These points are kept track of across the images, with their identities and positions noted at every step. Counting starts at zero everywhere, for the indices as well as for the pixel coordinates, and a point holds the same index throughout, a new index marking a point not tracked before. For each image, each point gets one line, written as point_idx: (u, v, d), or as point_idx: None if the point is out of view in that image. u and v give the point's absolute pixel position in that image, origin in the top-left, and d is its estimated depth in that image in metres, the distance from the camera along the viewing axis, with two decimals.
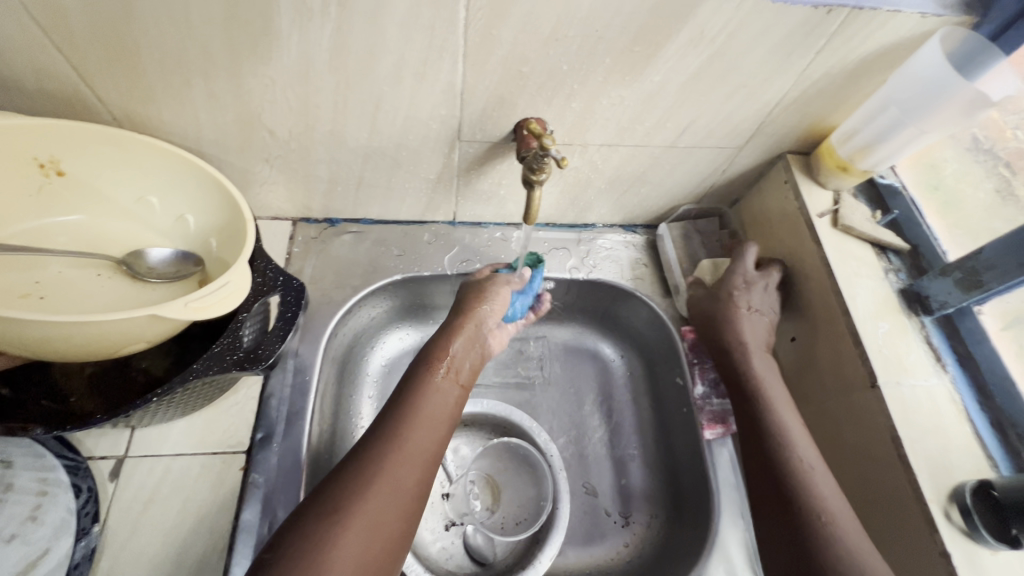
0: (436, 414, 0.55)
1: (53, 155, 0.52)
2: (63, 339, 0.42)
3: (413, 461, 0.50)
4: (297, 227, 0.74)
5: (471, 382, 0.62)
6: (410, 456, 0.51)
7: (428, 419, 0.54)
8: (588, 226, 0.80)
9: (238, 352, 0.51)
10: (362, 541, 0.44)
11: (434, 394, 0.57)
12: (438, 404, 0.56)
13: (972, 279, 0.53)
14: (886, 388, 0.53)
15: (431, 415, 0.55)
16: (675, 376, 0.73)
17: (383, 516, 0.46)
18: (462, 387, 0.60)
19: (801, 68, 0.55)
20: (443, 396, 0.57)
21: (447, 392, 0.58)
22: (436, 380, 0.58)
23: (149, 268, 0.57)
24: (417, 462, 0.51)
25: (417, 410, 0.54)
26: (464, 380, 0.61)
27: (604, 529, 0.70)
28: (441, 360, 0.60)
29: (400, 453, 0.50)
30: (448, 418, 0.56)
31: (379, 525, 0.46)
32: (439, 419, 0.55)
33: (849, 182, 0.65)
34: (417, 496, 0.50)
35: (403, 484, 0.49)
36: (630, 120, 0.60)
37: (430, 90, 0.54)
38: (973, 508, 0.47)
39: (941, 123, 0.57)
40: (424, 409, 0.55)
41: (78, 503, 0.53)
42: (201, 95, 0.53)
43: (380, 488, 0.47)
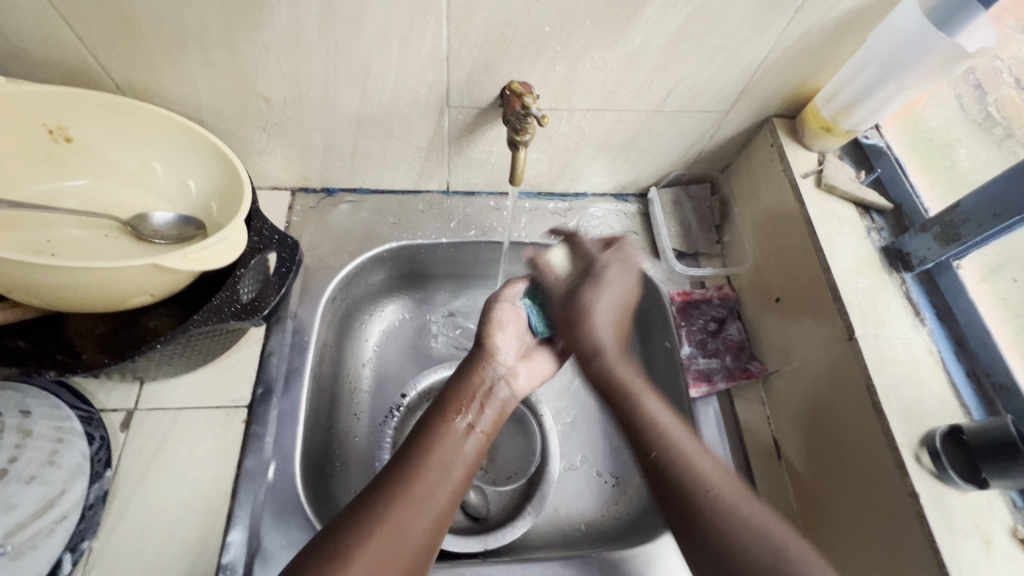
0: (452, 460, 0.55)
1: (61, 122, 0.55)
2: (73, 284, 0.45)
3: (423, 509, 0.50)
4: (296, 197, 0.76)
5: (493, 428, 0.61)
6: (418, 504, 0.50)
7: (441, 466, 0.54)
8: (579, 195, 0.82)
9: (236, 305, 0.53)
10: None
11: (453, 438, 0.57)
12: (453, 446, 0.56)
13: (951, 233, 0.54)
14: (863, 340, 0.55)
15: (444, 460, 0.54)
16: (665, 340, 0.74)
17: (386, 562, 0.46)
18: (483, 432, 0.59)
19: (782, 26, 0.56)
20: (460, 440, 0.57)
21: (465, 436, 0.57)
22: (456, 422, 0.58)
23: (153, 230, 0.59)
24: (428, 510, 0.50)
25: (434, 451, 0.54)
26: (488, 427, 0.60)
27: (594, 488, 0.73)
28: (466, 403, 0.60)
29: (409, 502, 0.50)
30: (465, 464, 0.55)
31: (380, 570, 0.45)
32: (453, 470, 0.54)
33: (834, 144, 0.65)
34: (426, 547, 0.49)
35: (409, 532, 0.48)
36: (614, 83, 0.62)
37: (416, 55, 0.56)
38: (942, 451, 0.48)
39: (922, 80, 0.57)
40: (439, 454, 0.54)
41: (91, 449, 0.56)
42: (198, 62, 0.55)
43: (384, 536, 0.47)
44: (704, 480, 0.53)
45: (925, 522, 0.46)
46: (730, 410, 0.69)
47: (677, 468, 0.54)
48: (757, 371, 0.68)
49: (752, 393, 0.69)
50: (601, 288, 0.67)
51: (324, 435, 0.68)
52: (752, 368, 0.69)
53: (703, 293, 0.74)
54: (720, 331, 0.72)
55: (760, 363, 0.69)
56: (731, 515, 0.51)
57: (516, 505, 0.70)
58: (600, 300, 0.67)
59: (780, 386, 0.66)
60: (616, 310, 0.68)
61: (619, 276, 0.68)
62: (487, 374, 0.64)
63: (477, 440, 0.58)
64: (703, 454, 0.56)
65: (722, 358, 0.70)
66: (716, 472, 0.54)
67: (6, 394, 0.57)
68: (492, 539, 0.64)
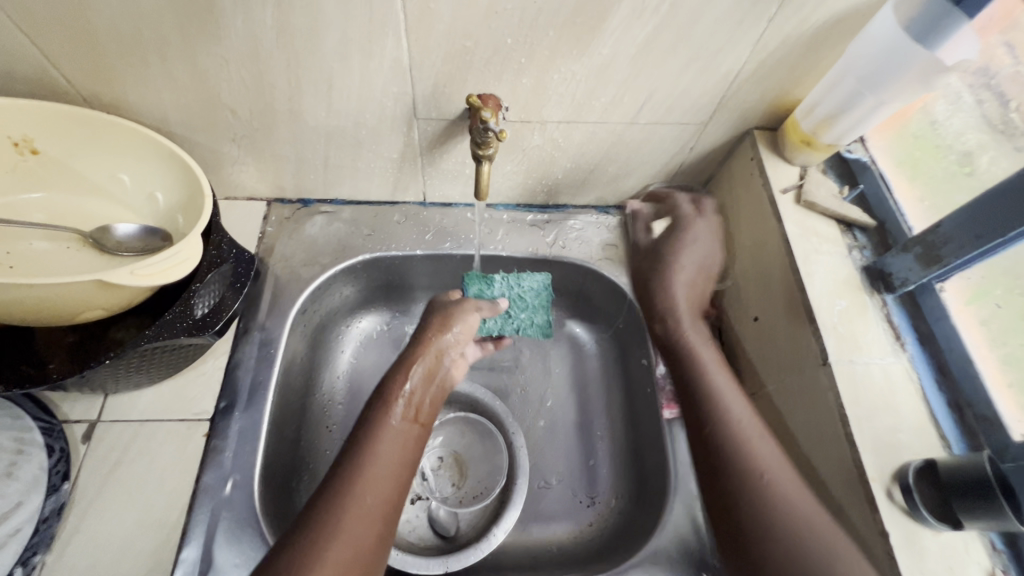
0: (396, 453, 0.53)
1: (26, 134, 0.55)
2: (19, 300, 0.45)
3: (374, 502, 0.49)
4: (272, 207, 0.76)
5: (431, 417, 0.60)
6: (370, 501, 0.49)
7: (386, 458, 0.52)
8: (558, 207, 0.80)
9: (189, 320, 0.53)
10: None
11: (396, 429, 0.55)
12: (396, 440, 0.54)
13: (932, 254, 0.52)
14: (837, 365, 0.52)
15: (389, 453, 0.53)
16: (642, 357, 0.72)
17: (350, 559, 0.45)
18: (423, 421, 0.58)
19: (755, 37, 0.54)
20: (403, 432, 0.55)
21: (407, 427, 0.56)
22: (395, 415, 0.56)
23: (117, 242, 0.59)
24: (378, 506, 0.49)
25: (376, 446, 0.53)
26: (427, 414, 0.59)
27: (568, 508, 0.71)
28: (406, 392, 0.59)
29: (357, 500, 0.48)
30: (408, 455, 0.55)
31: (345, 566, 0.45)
32: (396, 462, 0.53)
33: (816, 158, 0.63)
34: (382, 539, 0.48)
35: (361, 528, 0.47)
36: (584, 96, 0.60)
37: (379, 67, 0.55)
38: (914, 488, 0.45)
39: (903, 94, 0.55)
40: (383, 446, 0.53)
41: (50, 462, 0.56)
42: (161, 75, 0.55)
43: (341, 536, 0.46)
44: (741, 438, 0.50)
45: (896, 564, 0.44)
46: None
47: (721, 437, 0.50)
48: None
49: None
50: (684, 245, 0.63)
51: (291, 450, 0.68)
52: None
53: None
54: None
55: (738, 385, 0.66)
56: (782, 496, 0.46)
57: (486, 524, 0.69)
58: (677, 288, 0.62)
59: None
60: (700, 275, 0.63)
61: (700, 241, 0.64)
62: (429, 360, 0.62)
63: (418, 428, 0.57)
64: (734, 397, 0.54)
65: None
66: (741, 412, 0.52)
67: None
68: (453, 561, 0.62)
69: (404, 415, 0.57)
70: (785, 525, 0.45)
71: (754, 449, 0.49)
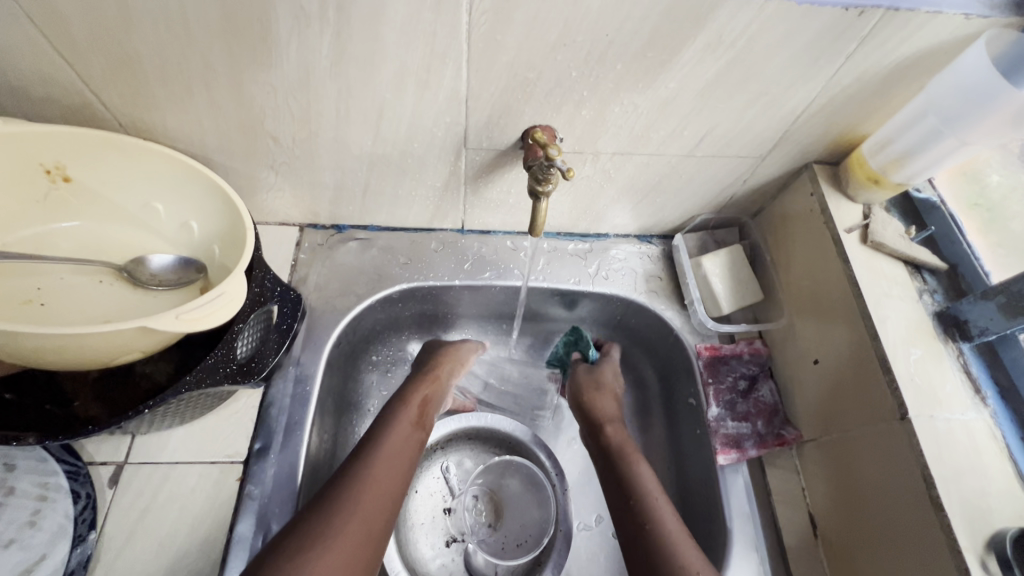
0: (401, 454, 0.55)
1: (59, 161, 0.52)
2: (53, 347, 0.41)
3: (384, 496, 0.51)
4: (304, 233, 0.73)
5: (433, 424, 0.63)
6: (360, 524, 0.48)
7: (398, 454, 0.55)
8: (599, 236, 0.77)
9: (231, 364, 0.49)
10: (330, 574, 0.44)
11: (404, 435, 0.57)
12: (403, 443, 0.56)
13: (1018, 305, 0.49)
14: (917, 421, 0.49)
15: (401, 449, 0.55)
16: (690, 396, 0.70)
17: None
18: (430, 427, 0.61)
19: (830, 73, 0.51)
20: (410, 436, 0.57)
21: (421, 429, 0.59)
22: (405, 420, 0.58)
23: (150, 275, 0.56)
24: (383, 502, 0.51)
25: (385, 451, 0.54)
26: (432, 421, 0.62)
27: (611, 555, 0.67)
28: (411, 399, 0.61)
29: (370, 484, 0.51)
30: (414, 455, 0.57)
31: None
32: (406, 458, 0.55)
33: (882, 196, 0.60)
34: (366, 568, 0.47)
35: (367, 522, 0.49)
36: (643, 128, 0.57)
37: (434, 97, 0.53)
38: (1015, 563, 0.42)
39: (984, 134, 0.52)
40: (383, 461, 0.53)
41: (76, 509, 0.53)
42: (203, 102, 0.52)
43: (348, 528, 0.48)
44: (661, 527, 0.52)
45: None
46: (762, 480, 0.63)
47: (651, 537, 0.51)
48: (790, 438, 0.63)
49: (785, 461, 0.63)
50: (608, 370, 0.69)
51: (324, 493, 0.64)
52: (786, 435, 0.64)
53: (731, 347, 0.69)
54: (751, 391, 0.67)
55: (794, 430, 0.64)
56: None
57: (527, 573, 0.65)
58: (604, 406, 0.66)
59: (816, 458, 0.60)
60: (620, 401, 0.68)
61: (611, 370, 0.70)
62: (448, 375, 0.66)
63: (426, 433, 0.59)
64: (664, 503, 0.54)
65: (753, 423, 0.65)
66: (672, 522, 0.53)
67: None
68: None
69: (410, 419, 0.59)
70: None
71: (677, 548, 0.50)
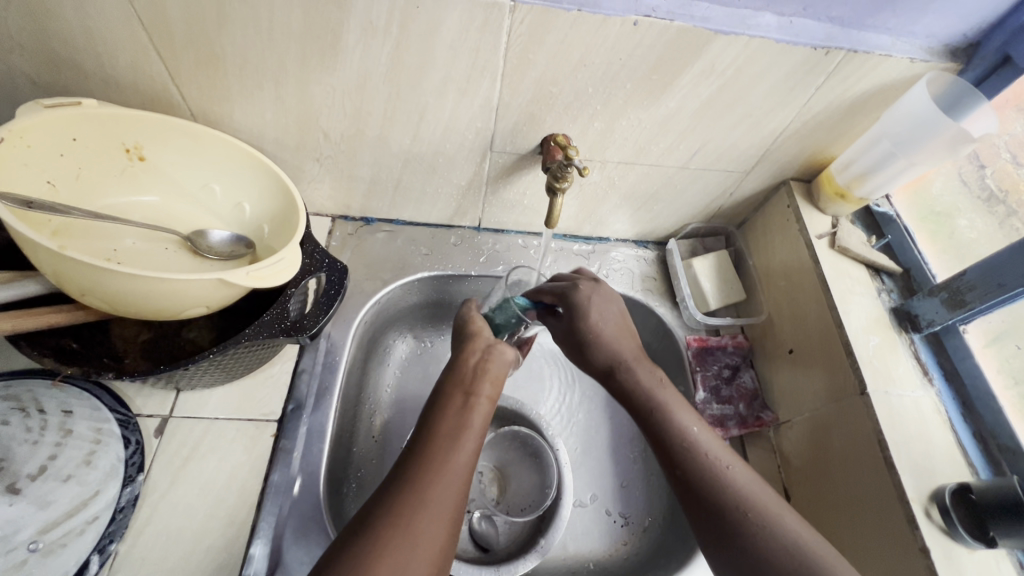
0: (457, 435, 0.54)
1: (138, 142, 0.59)
2: (144, 293, 0.49)
3: (446, 486, 0.50)
4: (336, 223, 0.81)
5: (498, 391, 0.60)
6: (426, 520, 0.48)
7: (449, 442, 0.54)
8: (601, 240, 0.86)
9: (285, 322, 0.57)
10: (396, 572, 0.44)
11: (456, 414, 0.56)
12: (455, 426, 0.55)
13: (957, 299, 0.58)
14: (874, 395, 0.57)
15: (452, 437, 0.54)
16: (680, 383, 0.77)
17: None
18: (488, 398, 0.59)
19: (803, 101, 0.61)
20: (463, 413, 0.57)
21: (467, 409, 0.57)
22: (455, 404, 0.57)
23: (208, 246, 0.63)
24: (449, 493, 0.50)
25: (439, 434, 0.54)
26: (491, 390, 0.60)
27: (603, 527, 0.74)
28: (456, 385, 0.59)
29: (429, 475, 0.50)
30: (472, 435, 0.55)
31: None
32: (464, 444, 0.54)
33: (847, 209, 0.70)
34: (442, 556, 0.47)
35: (434, 514, 0.48)
36: (645, 141, 0.67)
37: (470, 104, 0.61)
38: (950, 507, 0.50)
39: (929, 156, 0.62)
40: (441, 446, 0.53)
41: (126, 453, 0.58)
42: (269, 97, 0.60)
43: (417, 524, 0.47)
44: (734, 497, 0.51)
45: None
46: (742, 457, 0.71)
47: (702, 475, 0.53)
48: (768, 420, 0.71)
49: (764, 441, 0.71)
50: (590, 293, 0.64)
51: (345, 457, 0.70)
52: (764, 417, 0.71)
53: (717, 340, 0.77)
54: (734, 378, 0.75)
55: (771, 413, 0.71)
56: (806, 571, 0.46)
57: (527, 538, 0.71)
58: (600, 324, 0.63)
59: (790, 435, 0.68)
60: (620, 322, 0.64)
61: (602, 303, 0.64)
62: (481, 349, 0.63)
63: (482, 409, 0.58)
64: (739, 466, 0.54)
65: (736, 405, 0.73)
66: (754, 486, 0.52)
67: (48, 393, 0.58)
68: (504, 570, 0.64)
69: (457, 400, 0.58)
70: (786, 561, 0.47)
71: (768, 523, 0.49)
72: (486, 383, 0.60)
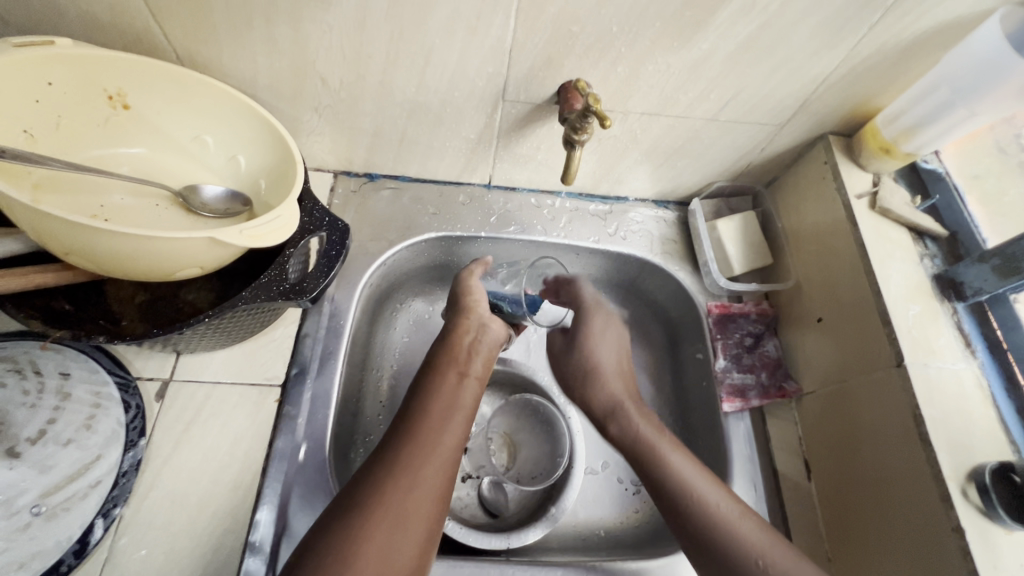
0: (447, 416, 0.56)
1: (121, 88, 0.55)
2: (131, 252, 0.45)
3: (437, 458, 0.52)
4: (338, 180, 0.76)
5: (486, 372, 0.64)
6: (419, 491, 0.50)
7: (440, 418, 0.56)
8: (619, 199, 0.81)
9: (284, 285, 0.53)
10: (387, 542, 0.46)
11: (447, 393, 0.58)
12: (446, 402, 0.57)
13: (1011, 266, 0.54)
14: (911, 367, 0.54)
15: (442, 413, 0.56)
16: (698, 351, 0.74)
17: (390, 555, 0.46)
18: (475, 378, 0.62)
19: (853, 42, 0.54)
20: (455, 390, 0.59)
21: (456, 387, 0.59)
22: (446, 381, 0.60)
23: (202, 203, 0.59)
24: (438, 468, 0.52)
25: (431, 413, 0.56)
26: (479, 372, 0.63)
27: (615, 495, 0.72)
28: (445, 363, 0.62)
29: (420, 449, 0.52)
30: (460, 414, 0.58)
31: (386, 564, 0.45)
32: (452, 417, 0.56)
33: (891, 166, 0.64)
34: (433, 525, 0.50)
35: (424, 485, 0.50)
36: (673, 89, 0.61)
37: (480, 46, 0.55)
38: (990, 486, 0.47)
39: (993, 105, 0.56)
40: (430, 426, 0.55)
41: (127, 417, 0.57)
42: (261, 39, 0.55)
43: (408, 494, 0.49)
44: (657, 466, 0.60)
45: (971, 560, 0.45)
46: (762, 427, 0.68)
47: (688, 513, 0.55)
48: (792, 391, 0.67)
49: (786, 413, 0.68)
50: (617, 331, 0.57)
51: (351, 422, 0.69)
52: (787, 387, 0.68)
53: (740, 307, 0.73)
54: (757, 346, 0.72)
55: (795, 383, 0.68)
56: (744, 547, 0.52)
57: (537, 505, 0.69)
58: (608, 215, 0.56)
59: (814, 407, 0.65)
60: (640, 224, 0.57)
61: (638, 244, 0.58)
62: (471, 330, 0.66)
63: (470, 388, 0.60)
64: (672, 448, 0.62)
65: (758, 375, 0.69)
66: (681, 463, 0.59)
67: (44, 355, 0.56)
68: (514, 538, 0.63)
69: (449, 377, 0.60)
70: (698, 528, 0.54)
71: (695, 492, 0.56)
72: (478, 364, 0.64)
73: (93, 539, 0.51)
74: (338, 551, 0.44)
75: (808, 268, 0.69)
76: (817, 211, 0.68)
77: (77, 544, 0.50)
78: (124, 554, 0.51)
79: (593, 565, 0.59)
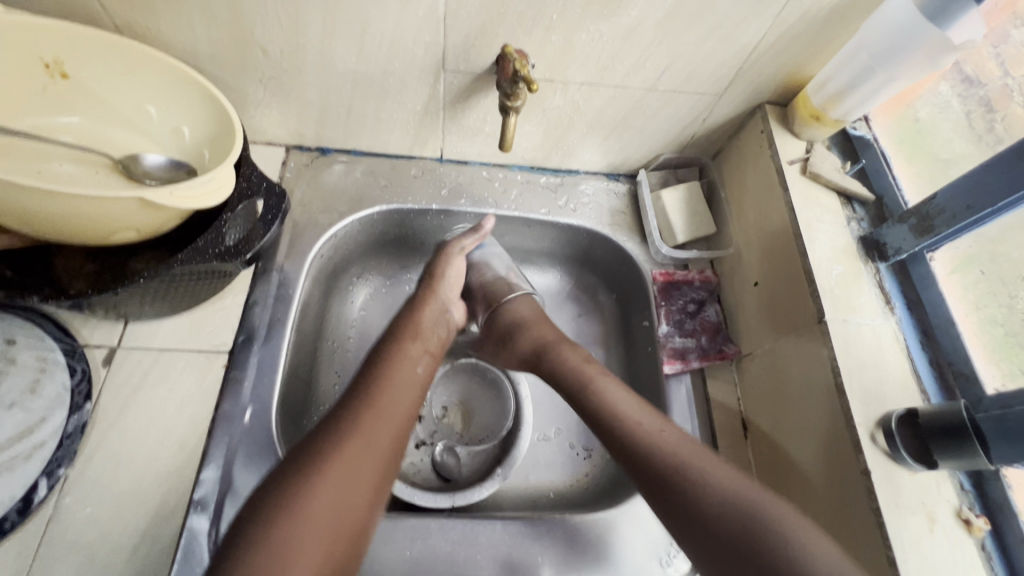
0: (406, 381, 0.60)
1: (58, 56, 0.55)
2: (60, 213, 0.46)
3: (392, 417, 0.56)
4: (290, 154, 0.77)
5: (441, 349, 0.68)
6: (375, 445, 0.52)
7: (401, 382, 0.59)
8: (570, 172, 0.83)
9: (220, 248, 0.56)
10: (337, 489, 0.48)
11: (407, 359, 0.62)
12: (405, 368, 0.61)
13: (925, 225, 0.56)
14: (832, 323, 0.56)
15: (402, 378, 0.59)
16: (645, 319, 0.76)
17: (343, 504, 0.48)
18: (433, 354, 0.66)
19: (777, 9, 0.56)
20: (414, 363, 0.62)
21: (419, 358, 0.63)
22: (408, 348, 0.63)
23: (144, 171, 0.60)
24: (392, 426, 0.55)
25: (388, 379, 0.58)
26: (434, 348, 0.67)
27: (565, 459, 0.74)
28: (409, 334, 0.65)
29: (379, 408, 0.55)
30: (418, 380, 0.61)
31: (338, 510, 0.47)
32: (412, 381, 0.60)
33: (823, 133, 0.67)
34: (382, 482, 0.52)
35: (379, 440, 0.53)
36: (608, 58, 0.62)
37: (414, 15, 0.57)
38: (895, 431, 0.49)
39: (911, 69, 0.58)
40: (389, 389, 0.58)
41: (72, 381, 0.58)
42: (197, 7, 0.55)
43: (365, 447, 0.52)
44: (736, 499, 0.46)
45: (874, 499, 0.48)
46: (702, 389, 0.70)
47: (652, 448, 0.52)
48: (731, 353, 0.70)
49: (726, 374, 0.70)
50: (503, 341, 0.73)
51: (303, 390, 0.70)
52: (727, 350, 0.70)
53: (685, 275, 0.76)
54: (699, 312, 0.74)
55: (734, 346, 0.70)
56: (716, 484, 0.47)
57: (489, 468, 0.71)
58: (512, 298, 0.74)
59: (751, 368, 0.67)
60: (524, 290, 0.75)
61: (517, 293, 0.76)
62: (436, 305, 0.71)
63: (428, 362, 0.64)
64: (718, 468, 0.49)
65: (698, 339, 0.72)
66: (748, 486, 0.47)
67: None
68: (460, 497, 0.65)
69: (412, 346, 0.64)
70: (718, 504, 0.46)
71: (774, 513, 0.44)
72: (434, 342, 0.68)
73: (37, 498, 0.52)
74: (293, 489, 0.47)
75: (745, 236, 0.71)
76: (755, 178, 0.70)
77: (21, 502, 0.51)
78: (68, 512, 0.53)
79: (535, 519, 0.61)
